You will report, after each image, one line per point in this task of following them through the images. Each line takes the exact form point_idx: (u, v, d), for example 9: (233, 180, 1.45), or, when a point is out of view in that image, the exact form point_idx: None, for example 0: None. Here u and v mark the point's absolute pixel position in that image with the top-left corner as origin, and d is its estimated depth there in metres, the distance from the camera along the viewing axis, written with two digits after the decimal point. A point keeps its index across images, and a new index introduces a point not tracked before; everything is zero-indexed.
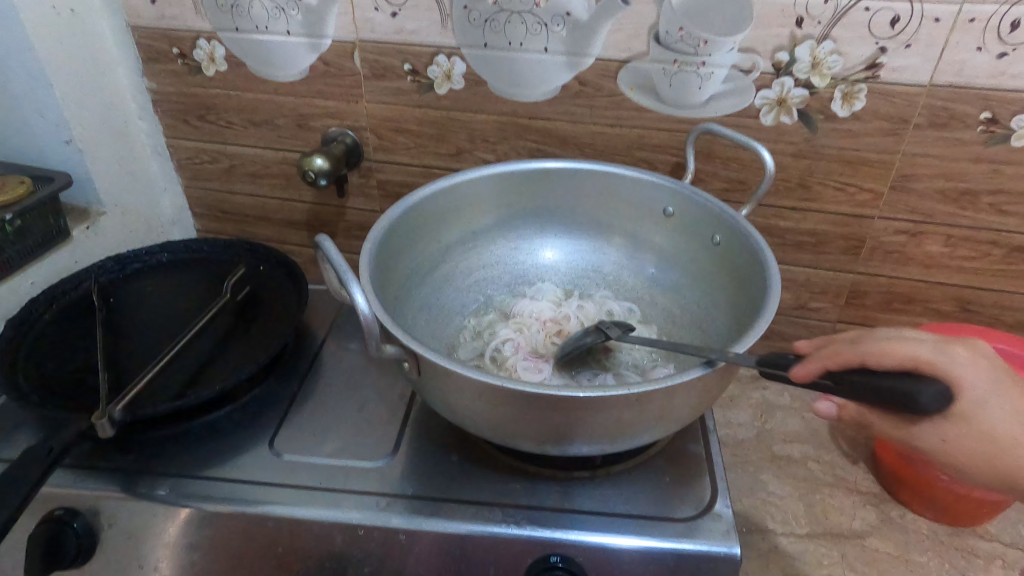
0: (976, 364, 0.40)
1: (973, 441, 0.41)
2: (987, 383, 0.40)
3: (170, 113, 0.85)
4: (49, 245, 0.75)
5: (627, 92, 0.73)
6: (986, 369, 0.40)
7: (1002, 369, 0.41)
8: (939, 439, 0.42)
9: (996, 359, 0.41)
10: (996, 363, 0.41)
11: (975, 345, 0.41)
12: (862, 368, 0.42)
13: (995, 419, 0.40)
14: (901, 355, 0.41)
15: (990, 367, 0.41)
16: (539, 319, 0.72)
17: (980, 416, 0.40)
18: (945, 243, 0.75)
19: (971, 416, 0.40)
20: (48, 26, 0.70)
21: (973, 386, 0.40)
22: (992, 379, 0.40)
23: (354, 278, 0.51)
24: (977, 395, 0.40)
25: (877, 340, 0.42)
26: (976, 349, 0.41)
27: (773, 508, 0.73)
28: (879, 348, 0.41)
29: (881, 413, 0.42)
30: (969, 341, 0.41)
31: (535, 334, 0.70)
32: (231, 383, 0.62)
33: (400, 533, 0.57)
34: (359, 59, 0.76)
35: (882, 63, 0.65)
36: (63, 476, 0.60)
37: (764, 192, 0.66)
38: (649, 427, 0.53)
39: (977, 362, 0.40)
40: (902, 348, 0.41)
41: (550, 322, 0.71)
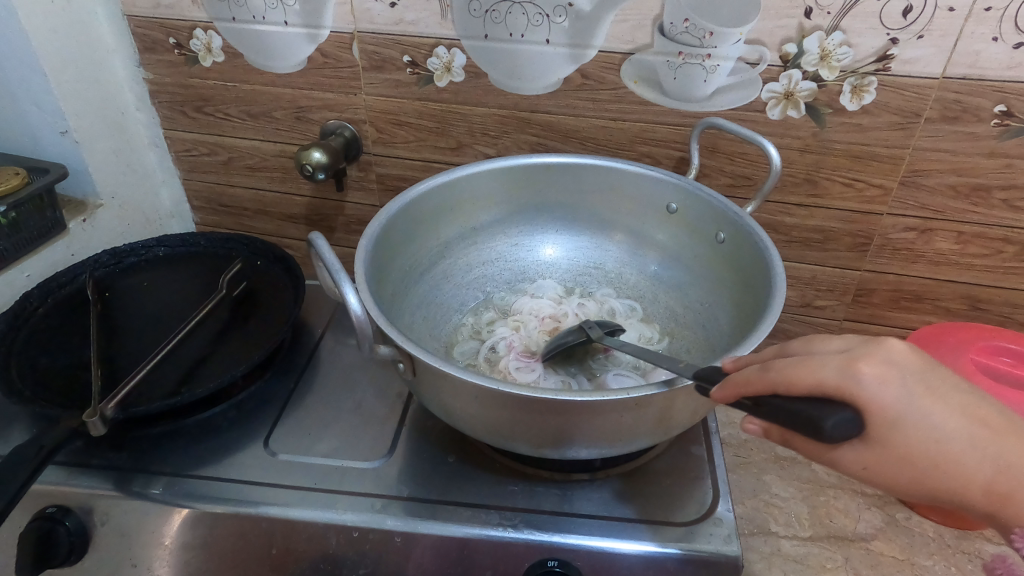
0: (887, 383, 0.36)
1: (897, 464, 0.38)
2: (899, 402, 0.36)
3: (167, 104, 0.84)
4: (46, 238, 0.74)
5: (631, 85, 0.71)
6: (896, 387, 0.37)
7: (917, 383, 0.37)
8: (861, 461, 0.39)
9: (912, 371, 0.37)
10: (912, 375, 0.37)
11: (886, 358, 0.37)
12: (770, 393, 0.38)
13: (916, 439, 0.37)
14: (807, 379, 0.37)
15: (902, 382, 0.37)
16: (537, 316, 0.71)
17: (896, 436, 0.37)
18: (955, 240, 0.73)
19: (888, 438, 0.37)
20: (43, 15, 0.69)
21: (884, 408, 0.36)
22: (906, 397, 0.37)
23: (346, 278, 0.50)
24: (890, 415, 0.37)
25: (786, 361, 0.38)
26: (886, 362, 0.37)
27: (776, 511, 0.72)
28: (787, 371, 0.38)
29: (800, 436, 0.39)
30: (879, 353, 0.37)
31: (532, 331, 0.69)
32: (226, 381, 0.61)
33: (396, 536, 0.56)
34: (357, 51, 0.74)
35: (893, 55, 0.63)
36: (55, 474, 0.59)
37: (770, 188, 0.64)
38: (648, 431, 0.52)
39: (886, 379, 0.37)
40: (807, 372, 0.37)
41: (549, 319, 0.70)
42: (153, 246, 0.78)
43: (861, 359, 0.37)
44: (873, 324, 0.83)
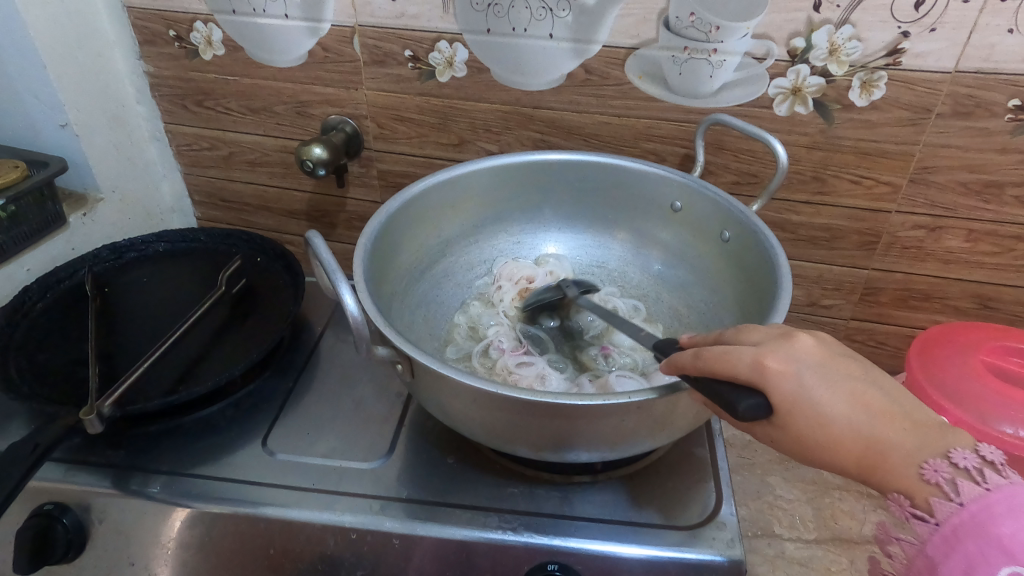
0: (784, 373, 0.39)
1: (798, 449, 0.40)
2: (798, 394, 0.39)
3: (168, 98, 0.83)
4: (46, 232, 0.73)
5: (635, 80, 0.70)
6: (792, 380, 0.39)
7: (812, 374, 0.39)
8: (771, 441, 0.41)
9: (812, 364, 0.40)
10: (809, 368, 0.39)
11: (788, 353, 0.40)
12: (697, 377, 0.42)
13: (807, 423, 0.39)
14: (723, 369, 0.40)
15: (800, 375, 0.39)
16: (513, 276, 0.72)
17: (794, 422, 0.39)
18: (966, 238, 0.72)
19: (786, 421, 0.39)
20: (42, 6, 0.68)
21: (781, 396, 0.39)
22: (801, 385, 0.39)
23: (343, 278, 0.50)
24: (786, 403, 0.39)
25: (710, 350, 0.41)
26: (791, 358, 0.40)
27: (781, 512, 0.70)
28: (708, 361, 0.41)
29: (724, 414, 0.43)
30: (785, 349, 0.40)
31: (506, 294, 0.71)
32: (224, 380, 0.60)
33: (394, 538, 0.55)
34: (358, 44, 0.73)
35: (904, 49, 0.61)
36: (53, 471, 0.58)
37: (777, 186, 0.63)
38: (651, 434, 0.51)
39: (783, 371, 0.39)
40: (722, 362, 0.40)
41: (524, 279, 0.71)
42: (152, 241, 0.77)
43: (767, 355, 0.40)
44: (881, 324, 0.81)
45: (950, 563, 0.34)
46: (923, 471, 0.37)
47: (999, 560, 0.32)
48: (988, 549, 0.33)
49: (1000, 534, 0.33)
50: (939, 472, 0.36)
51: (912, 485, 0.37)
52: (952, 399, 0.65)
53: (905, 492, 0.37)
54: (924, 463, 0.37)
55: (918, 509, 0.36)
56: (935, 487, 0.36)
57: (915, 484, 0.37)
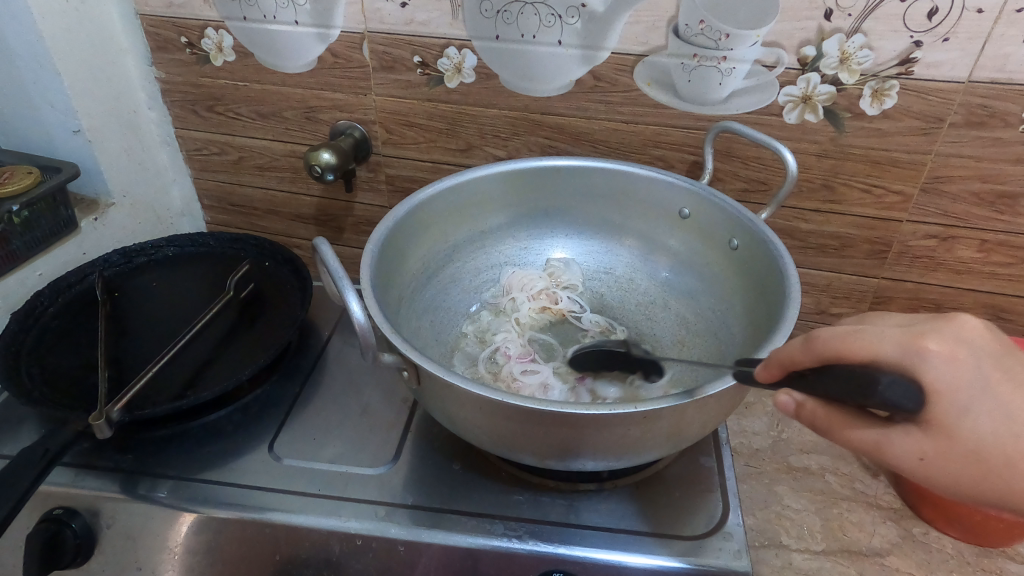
0: (954, 362, 0.35)
1: (962, 453, 0.36)
2: (970, 385, 0.35)
3: (178, 103, 0.84)
4: (58, 236, 0.74)
5: (644, 87, 0.69)
6: (964, 367, 0.35)
7: (989, 368, 0.36)
8: (915, 449, 0.37)
9: (985, 351, 0.36)
10: (982, 359, 0.36)
11: (953, 338, 0.36)
12: (816, 366, 0.39)
13: (982, 426, 0.36)
14: (866, 351, 0.37)
15: (972, 362, 0.35)
16: (529, 290, 0.73)
17: (961, 424, 0.36)
18: (978, 248, 0.71)
19: (952, 422, 0.36)
20: (57, 14, 0.69)
21: (949, 391, 0.35)
22: (977, 378, 0.35)
23: (349, 285, 0.50)
24: (956, 401, 0.36)
25: (833, 334, 0.38)
26: (956, 341, 0.36)
27: (788, 523, 0.70)
28: (834, 346, 0.38)
29: (848, 412, 0.39)
30: (945, 331, 0.36)
31: (520, 308, 0.72)
32: (232, 384, 0.60)
33: (400, 544, 0.56)
34: (367, 51, 0.73)
35: (916, 59, 0.61)
36: (62, 475, 0.59)
37: (786, 195, 0.63)
38: (657, 444, 0.50)
39: (950, 356, 0.35)
40: (864, 347, 0.37)
41: (540, 295, 0.72)
42: (162, 246, 0.78)
43: (926, 336, 0.36)
44: None
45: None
46: None
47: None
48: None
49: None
50: None
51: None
52: None
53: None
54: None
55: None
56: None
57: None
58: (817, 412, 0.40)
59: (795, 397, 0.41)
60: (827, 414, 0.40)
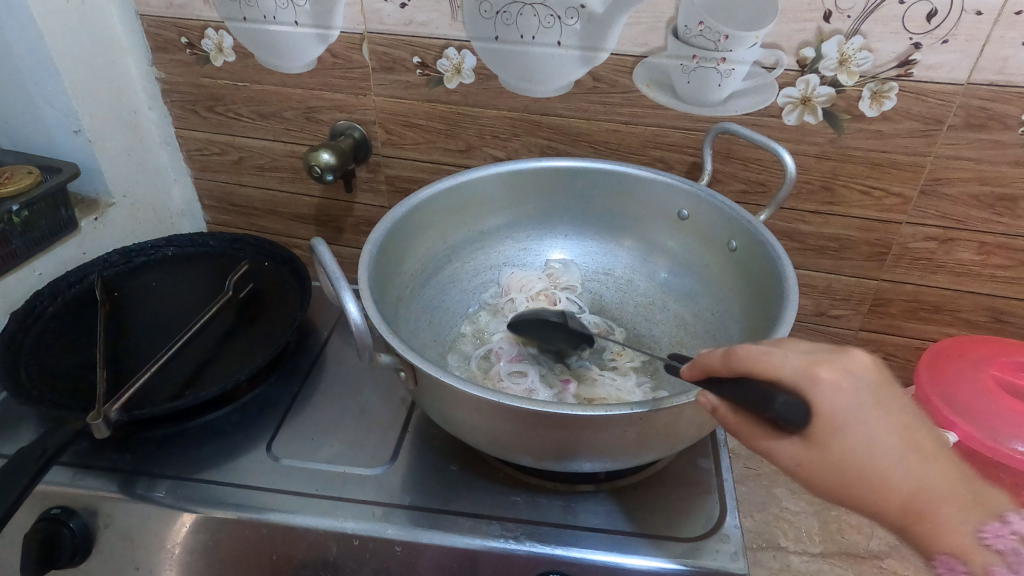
0: (838, 389, 0.36)
1: (831, 471, 0.37)
2: (848, 410, 0.36)
3: (179, 103, 0.84)
4: (58, 236, 0.74)
5: (643, 88, 0.69)
6: (846, 395, 0.36)
7: (868, 396, 0.37)
8: (795, 457, 0.39)
9: (868, 385, 0.37)
10: (864, 388, 0.37)
11: (845, 367, 0.37)
12: (732, 377, 0.40)
13: (851, 446, 0.37)
14: (767, 370, 0.38)
15: (854, 392, 0.37)
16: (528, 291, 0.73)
17: (836, 441, 0.37)
18: (978, 251, 0.71)
19: (826, 437, 0.37)
20: (57, 15, 0.69)
21: (828, 410, 0.37)
22: (856, 406, 0.36)
23: (346, 286, 0.50)
24: (832, 419, 0.37)
25: (746, 351, 0.39)
26: (847, 371, 0.37)
27: (786, 525, 0.70)
28: (746, 363, 0.39)
29: (748, 419, 0.40)
30: (840, 360, 0.37)
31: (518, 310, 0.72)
32: (230, 384, 0.60)
33: (397, 545, 0.56)
34: (367, 51, 0.74)
35: (916, 61, 0.61)
36: (61, 474, 0.59)
37: (785, 196, 0.63)
38: (654, 445, 0.50)
39: (836, 385, 0.37)
40: (769, 366, 0.38)
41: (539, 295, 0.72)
42: (162, 246, 0.78)
43: (820, 364, 0.37)
44: (890, 335, 0.81)
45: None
46: (982, 533, 0.35)
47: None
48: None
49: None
50: (1000, 537, 0.35)
51: (968, 547, 0.35)
52: (962, 416, 0.64)
53: (960, 553, 0.35)
54: (983, 524, 0.36)
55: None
56: (997, 553, 0.35)
57: (972, 547, 0.35)
58: (724, 417, 0.41)
59: (709, 399, 0.42)
60: (731, 420, 0.41)
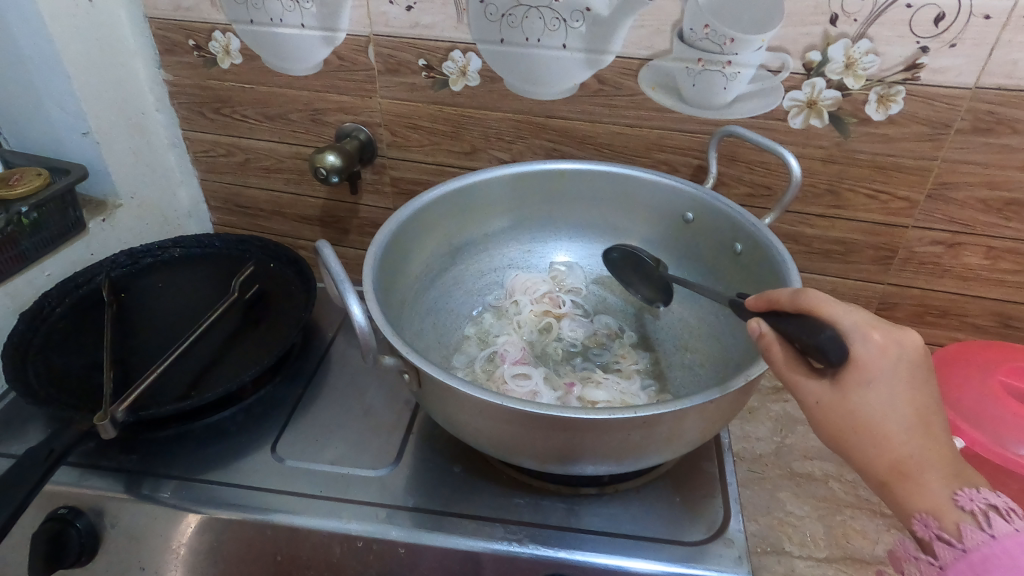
0: (880, 350, 0.40)
1: (841, 417, 0.41)
2: (880, 370, 0.40)
3: (186, 105, 0.84)
4: (66, 238, 0.74)
5: (648, 91, 0.69)
6: (885, 358, 0.40)
7: (904, 369, 0.40)
8: (815, 396, 0.43)
9: (910, 361, 0.40)
10: (905, 359, 0.40)
11: (897, 336, 0.41)
12: (792, 315, 0.44)
13: (869, 402, 0.40)
14: (825, 314, 0.42)
15: (894, 361, 0.40)
16: (533, 294, 0.73)
17: (857, 391, 0.41)
18: (985, 255, 0.71)
19: (851, 387, 0.41)
20: (67, 18, 0.70)
21: (864, 362, 0.40)
22: (888, 371, 0.40)
23: (351, 289, 0.50)
24: (864, 372, 0.40)
25: (816, 294, 0.43)
26: (896, 340, 0.40)
27: (790, 529, 0.69)
28: (810, 302, 0.43)
29: (788, 355, 0.44)
30: (894, 330, 0.41)
31: (522, 313, 0.72)
32: (236, 385, 0.61)
33: (400, 546, 0.56)
34: (373, 54, 0.74)
35: (923, 64, 0.60)
36: (68, 475, 0.60)
37: (790, 199, 0.62)
38: (657, 450, 0.50)
39: (881, 347, 0.40)
40: (827, 310, 0.42)
41: (545, 298, 0.73)
42: (168, 247, 0.79)
43: (874, 325, 0.41)
44: None
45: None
46: (958, 496, 0.38)
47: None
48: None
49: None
50: (973, 501, 0.37)
51: (940, 505, 0.38)
52: (968, 420, 0.63)
53: (932, 510, 0.38)
54: (959, 490, 0.38)
55: (945, 532, 0.37)
56: (968, 514, 0.37)
57: (946, 506, 0.38)
58: (769, 345, 0.45)
59: (760, 325, 0.46)
60: (774, 348, 0.45)
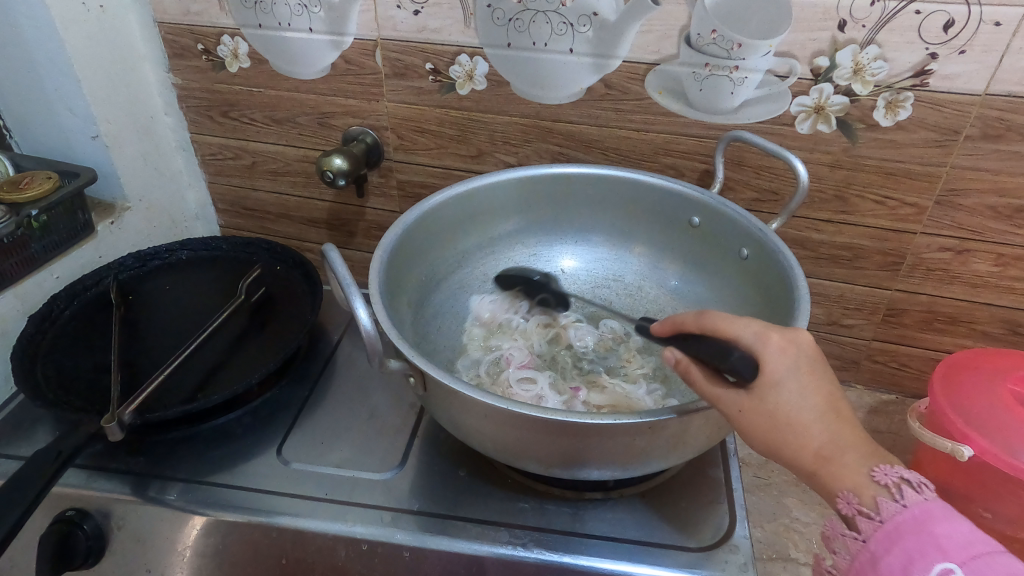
0: (783, 351, 0.42)
1: (762, 420, 0.41)
2: (785, 371, 0.41)
3: (194, 108, 0.85)
4: (74, 240, 0.75)
5: (655, 96, 0.69)
6: (788, 357, 0.41)
7: (805, 363, 0.42)
8: (736, 406, 0.42)
9: (809, 356, 0.42)
10: (806, 358, 0.42)
11: (793, 336, 0.42)
12: (699, 335, 0.45)
13: (785, 400, 0.41)
14: (727, 328, 0.43)
15: (796, 359, 0.42)
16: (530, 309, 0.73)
17: (774, 395, 0.41)
18: (994, 262, 0.70)
19: (766, 390, 0.41)
20: (77, 23, 0.70)
21: (772, 366, 0.41)
22: (792, 370, 0.41)
23: (358, 293, 0.50)
24: (772, 374, 0.41)
25: (719, 313, 0.44)
26: (792, 340, 0.42)
27: (797, 536, 0.69)
28: (715, 320, 0.44)
29: (702, 372, 0.44)
30: (791, 332, 0.43)
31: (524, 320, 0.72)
32: (242, 387, 0.61)
33: (405, 550, 0.56)
34: (380, 58, 0.74)
35: (932, 71, 0.60)
36: (75, 477, 0.60)
37: (797, 205, 0.62)
38: (663, 455, 0.50)
39: (782, 349, 0.42)
40: (729, 326, 0.43)
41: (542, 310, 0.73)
42: (176, 249, 0.79)
43: (773, 330, 0.42)
44: (902, 345, 0.80)
45: (890, 557, 0.38)
46: (873, 473, 0.40)
47: (936, 557, 0.37)
48: (926, 546, 0.37)
49: (937, 534, 0.37)
50: (887, 475, 0.39)
51: (860, 482, 0.40)
52: (977, 429, 0.63)
53: (854, 487, 0.40)
54: (875, 466, 0.40)
55: (865, 507, 0.39)
56: (883, 488, 0.39)
57: (864, 482, 0.40)
58: (685, 369, 0.44)
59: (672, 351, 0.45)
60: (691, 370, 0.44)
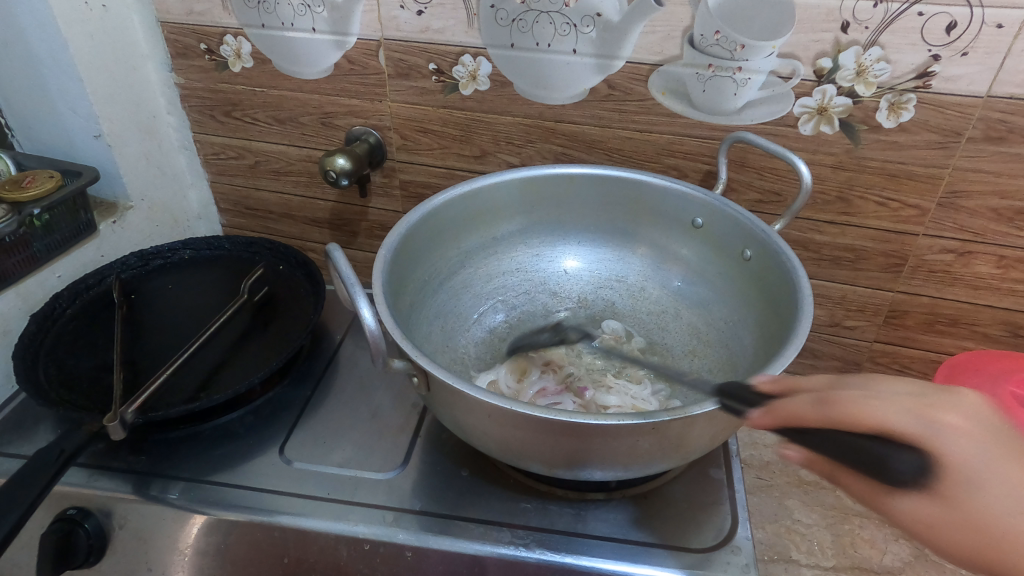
0: (961, 435, 0.30)
1: (966, 536, 0.30)
2: (974, 460, 0.30)
3: (197, 108, 0.85)
4: (76, 240, 0.75)
5: (658, 97, 0.69)
6: (971, 441, 0.30)
7: (997, 441, 0.30)
8: (920, 518, 0.31)
9: (998, 431, 0.30)
10: (994, 434, 0.30)
11: (965, 409, 0.31)
12: (821, 429, 0.34)
13: (985, 500, 0.29)
14: (870, 418, 0.32)
15: (980, 439, 0.30)
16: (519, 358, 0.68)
17: (967, 494, 0.30)
18: (996, 264, 0.70)
19: (953, 491, 0.30)
20: (80, 23, 0.70)
21: (953, 457, 0.30)
22: (983, 458, 0.30)
23: (362, 292, 0.50)
24: (956, 468, 0.30)
25: (848, 398, 0.34)
26: (966, 414, 0.31)
27: (798, 537, 0.69)
28: (845, 408, 0.33)
29: (850, 476, 0.33)
30: (957, 402, 0.32)
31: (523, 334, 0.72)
32: (244, 387, 0.61)
33: (407, 550, 0.56)
34: (384, 58, 0.74)
35: (934, 72, 0.60)
36: (76, 476, 0.60)
37: (800, 206, 0.62)
38: (666, 455, 0.50)
39: (959, 429, 0.30)
40: (873, 413, 0.32)
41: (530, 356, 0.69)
42: (178, 249, 0.79)
43: (933, 406, 0.31)
44: (904, 346, 0.80)
45: None
46: None
47: None
48: None
49: None
50: None
51: None
52: None
53: None
54: None
55: None
56: None
57: None
58: (824, 473, 0.35)
59: (791, 450, 0.36)
60: (833, 475, 0.34)
